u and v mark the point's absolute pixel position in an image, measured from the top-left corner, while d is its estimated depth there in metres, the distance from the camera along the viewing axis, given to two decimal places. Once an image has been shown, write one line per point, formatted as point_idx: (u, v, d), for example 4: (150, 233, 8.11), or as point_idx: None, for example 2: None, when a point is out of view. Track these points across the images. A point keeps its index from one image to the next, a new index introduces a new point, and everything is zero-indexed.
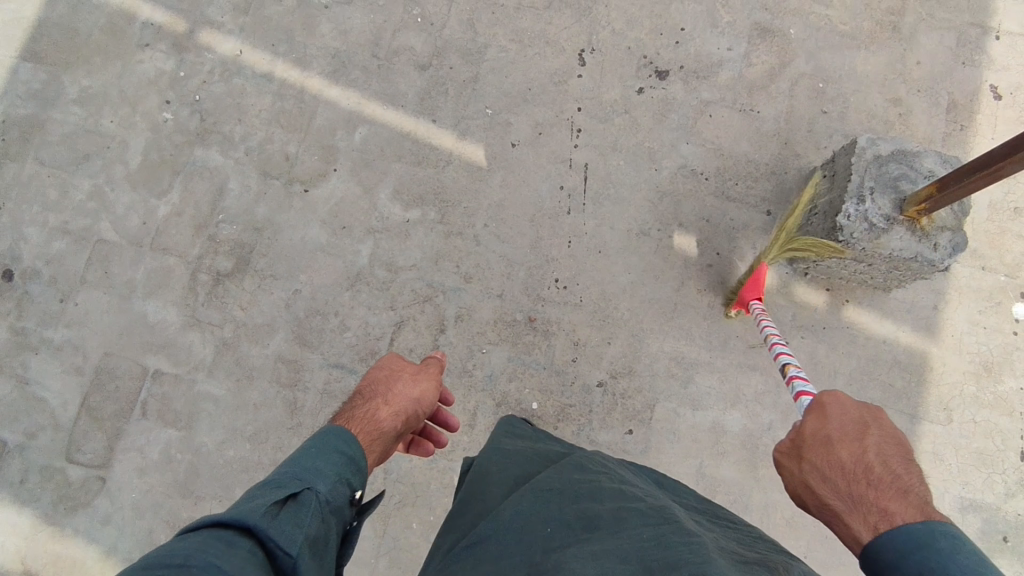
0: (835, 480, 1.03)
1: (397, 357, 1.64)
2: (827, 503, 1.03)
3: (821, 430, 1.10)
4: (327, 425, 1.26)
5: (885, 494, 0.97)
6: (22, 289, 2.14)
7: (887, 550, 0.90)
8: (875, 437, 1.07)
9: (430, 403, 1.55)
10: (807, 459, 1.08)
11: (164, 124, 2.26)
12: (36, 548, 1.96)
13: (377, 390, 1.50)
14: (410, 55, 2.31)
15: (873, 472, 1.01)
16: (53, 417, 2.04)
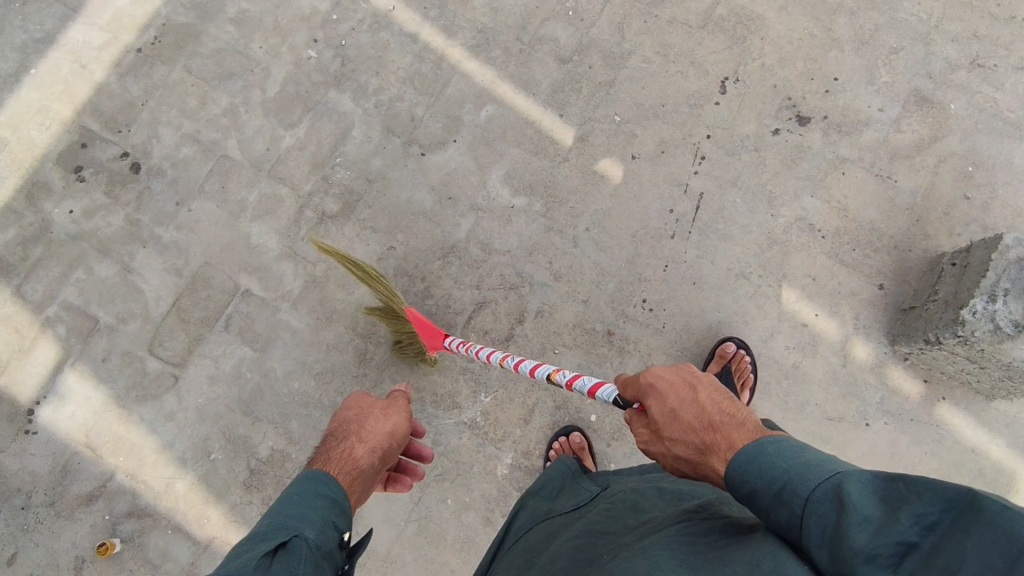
0: (691, 439, 1.08)
1: (363, 395, 1.54)
2: (689, 462, 1.08)
3: (662, 407, 1.15)
4: (304, 470, 1.22)
5: (725, 429, 1.05)
6: (145, 184, 2.26)
7: (738, 474, 0.97)
8: (702, 391, 1.13)
9: (405, 435, 1.46)
10: (664, 435, 1.12)
11: (307, 61, 2.34)
12: (100, 425, 2.06)
13: (349, 429, 1.40)
14: (553, 46, 2.31)
15: (709, 420, 1.08)
16: (145, 308, 2.15)
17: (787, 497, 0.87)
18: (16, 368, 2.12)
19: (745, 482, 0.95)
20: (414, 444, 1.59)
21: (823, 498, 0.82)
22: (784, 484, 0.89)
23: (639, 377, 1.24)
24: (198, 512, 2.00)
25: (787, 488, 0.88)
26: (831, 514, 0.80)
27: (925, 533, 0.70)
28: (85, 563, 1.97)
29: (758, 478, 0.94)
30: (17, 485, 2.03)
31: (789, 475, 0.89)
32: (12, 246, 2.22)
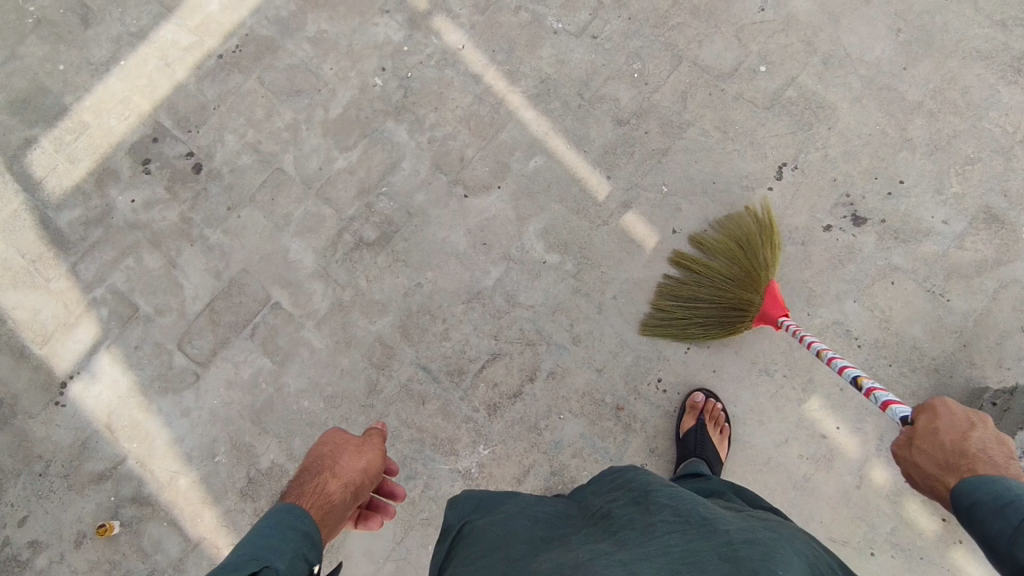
0: (938, 456, 1.19)
1: (339, 432, 1.62)
2: (927, 473, 1.19)
3: (930, 424, 1.25)
4: (276, 505, 1.29)
5: (977, 459, 1.13)
6: (203, 186, 2.38)
7: (965, 490, 1.09)
8: (981, 430, 1.19)
9: (377, 473, 1.52)
10: (918, 445, 1.24)
11: (372, 88, 2.39)
12: (123, 409, 2.20)
13: (323, 463, 1.47)
14: (613, 105, 2.29)
15: (965, 448, 1.16)
16: (182, 305, 2.27)
17: (1008, 511, 1.01)
18: (58, 342, 2.29)
19: (970, 494, 1.07)
20: (387, 482, 1.65)
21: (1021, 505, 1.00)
22: (1008, 498, 1.03)
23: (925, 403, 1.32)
24: (195, 508, 2.11)
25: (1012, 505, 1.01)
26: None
27: None
28: (86, 538, 2.12)
29: (985, 493, 1.06)
30: (40, 452, 2.20)
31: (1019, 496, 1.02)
32: (76, 225, 2.39)
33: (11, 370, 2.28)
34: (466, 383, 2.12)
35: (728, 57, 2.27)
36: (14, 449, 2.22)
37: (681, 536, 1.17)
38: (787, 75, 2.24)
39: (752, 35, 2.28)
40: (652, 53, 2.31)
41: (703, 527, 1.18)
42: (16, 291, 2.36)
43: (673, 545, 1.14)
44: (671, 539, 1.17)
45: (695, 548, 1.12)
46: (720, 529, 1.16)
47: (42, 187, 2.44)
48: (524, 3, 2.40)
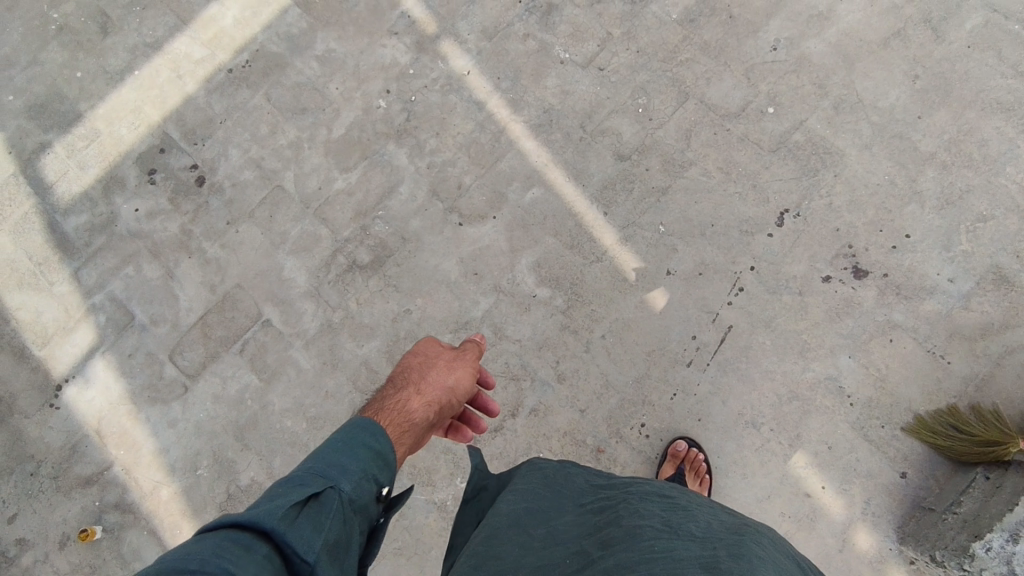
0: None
1: (434, 343, 1.59)
2: None
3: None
4: (353, 418, 1.20)
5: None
6: (205, 199, 2.41)
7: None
8: None
9: (465, 392, 1.46)
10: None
11: (375, 110, 2.40)
12: (113, 415, 2.24)
13: (410, 378, 1.44)
14: (614, 140, 2.26)
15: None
16: (176, 316, 2.30)
17: None
18: (57, 344, 2.34)
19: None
20: (482, 396, 1.58)
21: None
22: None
23: None
24: (174, 520, 2.12)
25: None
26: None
27: None
28: (68, 541, 2.14)
29: None
30: (31, 452, 2.25)
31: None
32: (82, 230, 2.44)
33: (11, 370, 2.34)
34: None
35: (735, 96, 2.23)
36: (7, 447, 2.27)
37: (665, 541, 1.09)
38: (796, 118, 2.18)
39: (761, 75, 2.23)
40: (658, 89, 2.28)
41: (685, 536, 1.10)
42: (20, 293, 2.42)
43: (654, 551, 1.07)
44: (652, 543, 1.09)
45: (678, 555, 1.04)
46: (702, 540, 1.09)
47: (53, 191, 2.50)
48: (532, 31, 2.39)
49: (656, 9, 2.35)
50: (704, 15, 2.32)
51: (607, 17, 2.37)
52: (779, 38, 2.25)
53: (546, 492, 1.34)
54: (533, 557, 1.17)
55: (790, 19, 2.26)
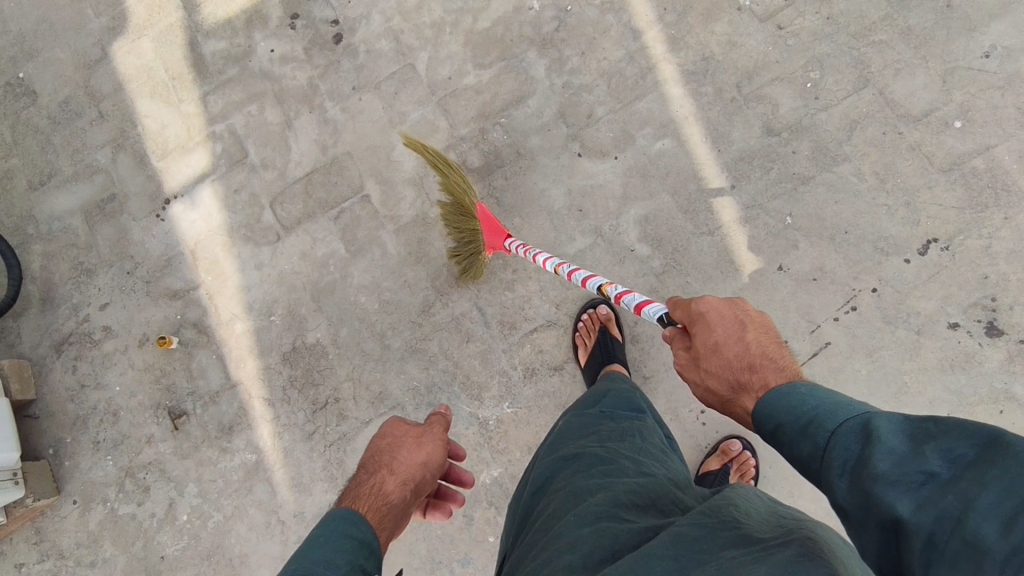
0: (726, 376, 1.20)
1: (400, 422, 1.57)
2: (723, 398, 1.22)
3: (708, 338, 1.23)
4: (331, 513, 1.29)
5: (762, 371, 1.17)
6: (338, 58, 2.38)
7: (768, 411, 1.11)
8: (751, 332, 1.22)
9: (439, 467, 1.48)
10: (704, 365, 1.24)
11: (527, 11, 2.27)
12: (209, 242, 2.35)
13: (381, 462, 1.45)
14: (768, 110, 2.06)
15: (750, 360, 1.19)
16: (286, 166, 2.35)
17: (813, 432, 1.00)
18: (173, 161, 2.44)
19: (773, 418, 1.09)
20: (455, 468, 1.59)
21: (850, 431, 0.94)
22: (811, 418, 1.03)
23: (689, 301, 1.30)
24: (241, 354, 2.26)
25: (815, 423, 1.01)
26: (858, 445, 0.91)
27: (948, 465, 0.78)
28: (147, 342, 2.32)
29: (787, 415, 1.07)
30: (132, 253, 2.40)
31: (816, 412, 1.01)
32: (217, 57, 2.48)
33: (129, 172, 2.46)
34: (514, 338, 2.11)
35: (922, 98, 1.98)
36: (112, 242, 2.42)
37: (704, 535, 0.97)
38: (982, 141, 1.93)
39: (960, 82, 1.96)
40: (837, 67, 2.04)
41: (731, 529, 0.97)
42: (151, 101, 2.50)
43: (698, 548, 0.95)
44: (693, 538, 0.98)
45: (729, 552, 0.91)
46: (745, 531, 0.95)
47: (198, 9, 2.52)
48: None
49: None
50: None
51: None
52: (996, 46, 1.96)
53: (609, 466, 1.29)
54: (591, 527, 1.10)
55: (1017, 27, 1.96)
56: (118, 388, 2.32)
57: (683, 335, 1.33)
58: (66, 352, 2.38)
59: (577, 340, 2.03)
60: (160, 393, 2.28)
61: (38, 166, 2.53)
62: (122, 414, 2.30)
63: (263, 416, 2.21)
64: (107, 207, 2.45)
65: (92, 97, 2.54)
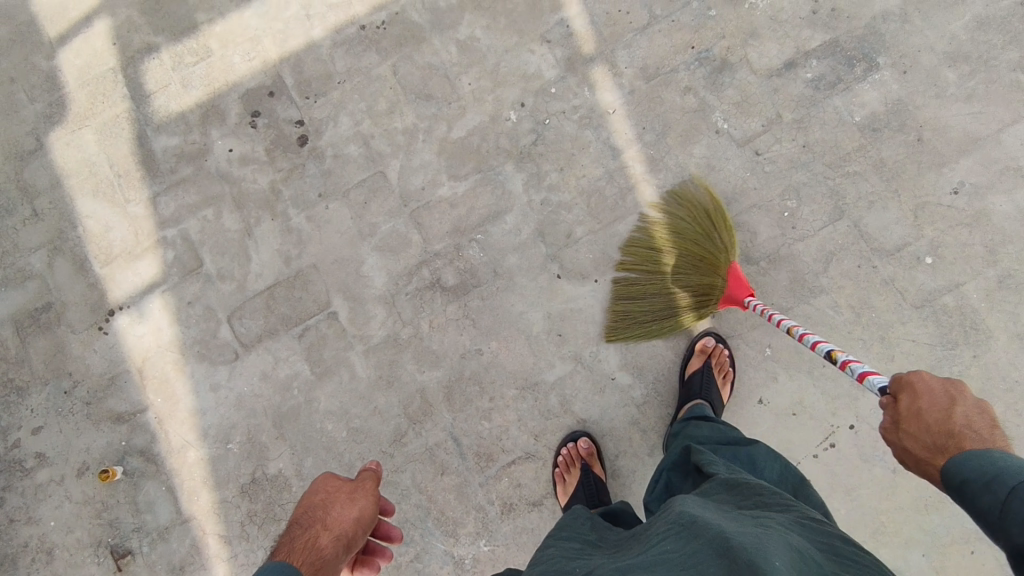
0: (924, 439, 1.11)
1: (332, 477, 1.54)
2: (915, 460, 1.12)
3: (914, 405, 1.15)
4: (264, 566, 1.24)
5: (965, 436, 1.08)
6: (303, 161, 2.26)
7: (960, 472, 1.04)
8: (964, 403, 1.12)
9: (370, 523, 1.44)
10: (902, 428, 1.15)
11: (503, 122, 2.21)
12: (159, 359, 2.17)
13: (314, 517, 1.41)
14: (747, 238, 2.06)
15: (958, 436, 1.08)
16: (245, 278, 2.20)
17: (995, 486, 0.99)
18: (118, 268, 2.25)
19: (960, 474, 1.04)
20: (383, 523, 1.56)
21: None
22: (994, 476, 1.00)
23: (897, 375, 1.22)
24: (194, 486, 2.08)
25: (997, 480, 0.99)
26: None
27: None
28: (86, 472, 2.11)
29: (973, 472, 1.02)
30: (70, 370, 2.19)
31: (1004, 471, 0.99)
32: (169, 154, 2.31)
33: (67, 278, 2.26)
34: (490, 471, 2.02)
35: (895, 232, 2.01)
36: (47, 357, 2.21)
37: (677, 540, 1.11)
38: (951, 278, 1.97)
39: (931, 217, 2.00)
40: (814, 196, 2.05)
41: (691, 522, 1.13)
42: (94, 201, 2.31)
43: (671, 553, 1.09)
44: (666, 544, 1.13)
45: (692, 550, 1.06)
46: (699, 523, 1.11)
47: (148, 101, 2.35)
48: (695, 86, 2.16)
49: (839, 103, 2.09)
50: (891, 128, 2.06)
51: (783, 96, 2.12)
52: (963, 183, 2.01)
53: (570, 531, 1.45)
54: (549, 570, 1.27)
55: (983, 165, 2.02)
56: (53, 522, 2.10)
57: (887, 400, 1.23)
58: None
59: (557, 474, 1.94)
60: (102, 529, 2.08)
61: None
62: (57, 552, 2.09)
63: (218, 555, 2.04)
64: (42, 317, 2.24)
65: (26, 193, 2.34)
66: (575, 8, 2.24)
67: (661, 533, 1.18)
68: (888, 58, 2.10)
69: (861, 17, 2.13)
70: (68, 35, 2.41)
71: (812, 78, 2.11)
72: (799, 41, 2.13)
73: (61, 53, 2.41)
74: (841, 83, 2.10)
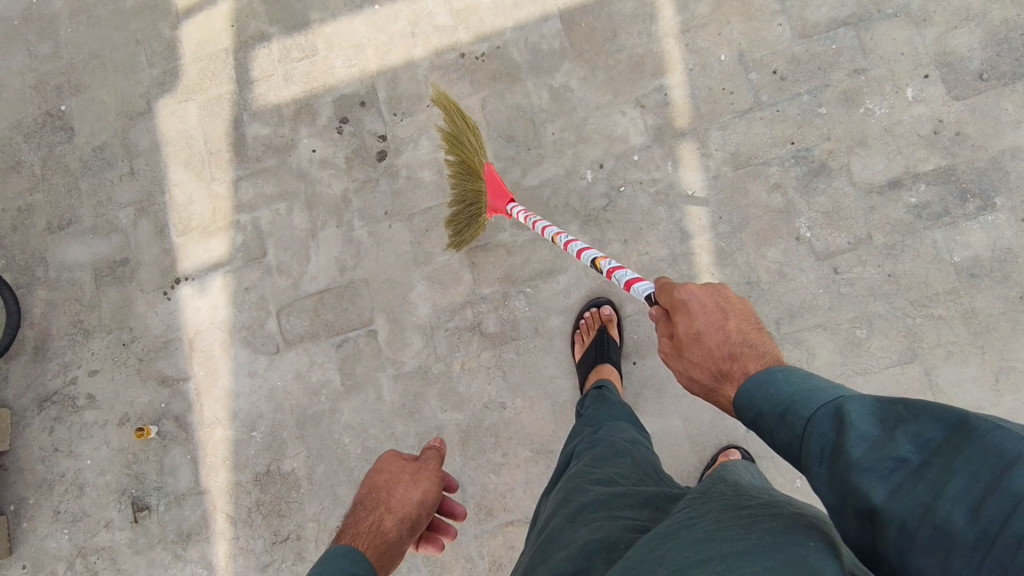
0: (709, 366, 1.13)
1: (397, 456, 1.51)
2: (705, 387, 1.15)
3: (690, 327, 1.18)
4: (330, 548, 1.24)
5: (744, 357, 1.09)
6: (377, 176, 2.31)
7: (745, 398, 1.03)
8: (733, 318, 1.16)
9: (433, 506, 1.42)
10: (685, 353, 1.18)
11: (579, 179, 2.17)
12: (210, 335, 2.30)
13: (378, 498, 1.39)
14: (804, 357, 1.96)
15: (734, 349, 1.12)
16: (301, 277, 2.28)
17: (791, 419, 0.94)
18: (193, 240, 2.38)
19: (752, 405, 1.02)
20: (447, 499, 1.52)
21: (826, 417, 0.90)
22: (788, 405, 0.96)
23: (670, 289, 1.26)
24: (215, 463, 2.21)
25: (790, 411, 0.95)
26: (832, 433, 0.87)
27: (919, 452, 0.78)
28: (126, 423, 2.28)
29: (762, 401, 1.01)
30: (132, 325, 2.36)
31: (793, 399, 0.95)
32: (259, 142, 2.41)
33: (147, 240, 2.42)
34: (488, 524, 2.05)
35: (968, 391, 1.87)
36: (116, 308, 2.38)
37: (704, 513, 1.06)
38: None
39: (1012, 385, 1.85)
40: (886, 330, 1.93)
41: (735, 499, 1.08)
42: (184, 172, 2.44)
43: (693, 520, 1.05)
44: (693, 512, 1.09)
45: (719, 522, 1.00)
46: (740, 505, 1.06)
47: (251, 87, 2.46)
48: (785, 185, 2.05)
49: (939, 238, 1.94)
50: (992, 277, 1.90)
51: (878, 217, 1.98)
52: None
53: (599, 456, 1.46)
54: (578, 500, 1.29)
55: None
56: (89, 461, 2.29)
57: (666, 317, 1.27)
58: (46, 410, 2.35)
59: None
60: (128, 479, 2.25)
61: (59, 209, 2.50)
62: (86, 489, 2.27)
63: (222, 532, 2.17)
64: (117, 271, 2.41)
65: (127, 151, 2.50)
66: (678, 76, 2.17)
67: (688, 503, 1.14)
68: (1006, 200, 1.93)
69: (986, 149, 1.96)
70: (193, 9, 2.54)
71: (915, 203, 1.97)
72: (911, 160, 1.99)
73: (185, 24, 2.54)
74: (946, 216, 1.95)
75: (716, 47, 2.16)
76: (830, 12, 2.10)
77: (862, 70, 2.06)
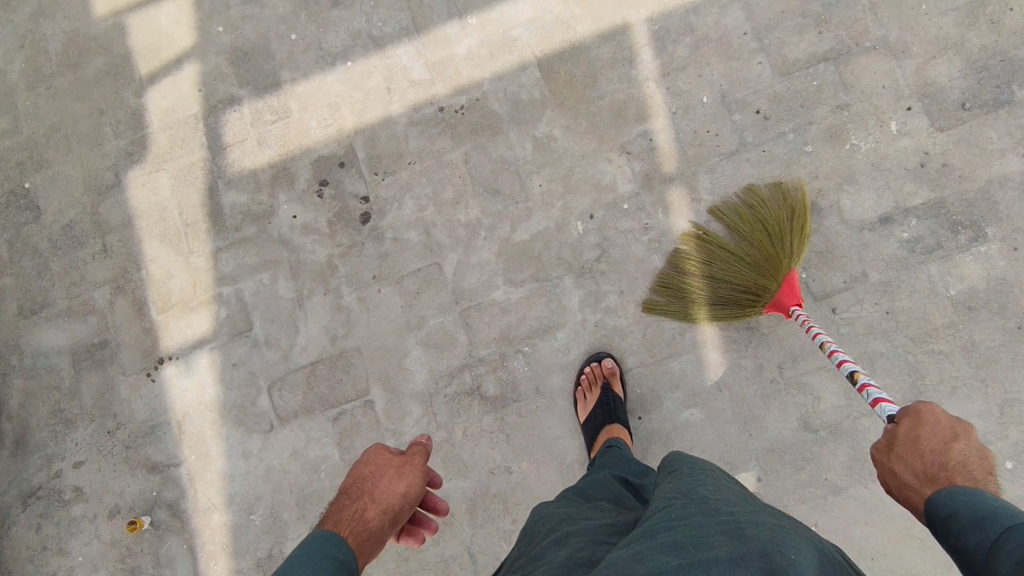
0: (917, 465, 1.10)
1: (383, 448, 1.37)
2: (902, 483, 1.10)
3: (912, 431, 1.15)
4: (308, 535, 1.14)
5: (958, 470, 1.05)
6: (362, 240, 2.24)
7: (945, 501, 1.00)
8: (964, 443, 1.10)
9: (418, 501, 1.29)
10: (896, 450, 1.15)
11: (569, 232, 2.13)
12: (199, 416, 2.22)
13: (361, 489, 1.27)
14: (809, 402, 1.95)
15: (950, 462, 1.07)
16: (290, 350, 2.21)
17: (986, 524, 0.92)
18: (173, 317, 2.30)
19: (948, 507, 0.99)
20: (433, 495, 1.38)
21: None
22: (988, 513, 0.93)
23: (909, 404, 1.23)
24: (214, 551, 2.14)
25: (990, 519, 0.92)
26: None
27: None
28: (117, 515, 2.20)
29: (965, 506, 0.97)
30: (116, 411, 2.27)
31: (997, 509, 0.93)
32: (236, 210, 2.33)
33: (125, 319, 2.33)
34: None
35: (974, 427, 1.87)
36: (97, 394, 2.29)
37: (685, 513, 1.13)
38: None
39: (1018, 418, 1.85)
40: (889, 369, 1.92)
41: (710, 504, 1.16)
42: (159, 246, 2.36)
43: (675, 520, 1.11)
44: (672, 509, 1.16)
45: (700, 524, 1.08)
46: (718, 510, 1.14)
47: (224, 154, 2.38)
48: None
49: (934, 272, 1.94)
50: (989, 309, 1.91)
51: (872, 254, 1.98)
52: None
53: (580, 497, 1.51)
54: (563, 524, 1.33)
55: None
56: (80, 558, 2.20)
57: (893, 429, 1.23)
58: (32, 506, 2.25)
59: None
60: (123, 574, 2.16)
61: (32, 293, 2.40)
62: None
63: None
64: (97, 354, 2.32)
65: (98, 227, 2.41)
66: (662, 120, 2.15)
67: (668, 503, 1.21)
68: (997, 230, 1.93)
69: (973, 179, 1.96)
70: (158, 75, 2.45)
71: (908, 238, 1.97)
72: (900, 195, 1.99)
73: (150, 91, 2.45)
74: (939, 250, 1.95)
75: (697, 89, 2.14)
76: (809, 48, 2.09)
77: (845, 105, 2.05)
